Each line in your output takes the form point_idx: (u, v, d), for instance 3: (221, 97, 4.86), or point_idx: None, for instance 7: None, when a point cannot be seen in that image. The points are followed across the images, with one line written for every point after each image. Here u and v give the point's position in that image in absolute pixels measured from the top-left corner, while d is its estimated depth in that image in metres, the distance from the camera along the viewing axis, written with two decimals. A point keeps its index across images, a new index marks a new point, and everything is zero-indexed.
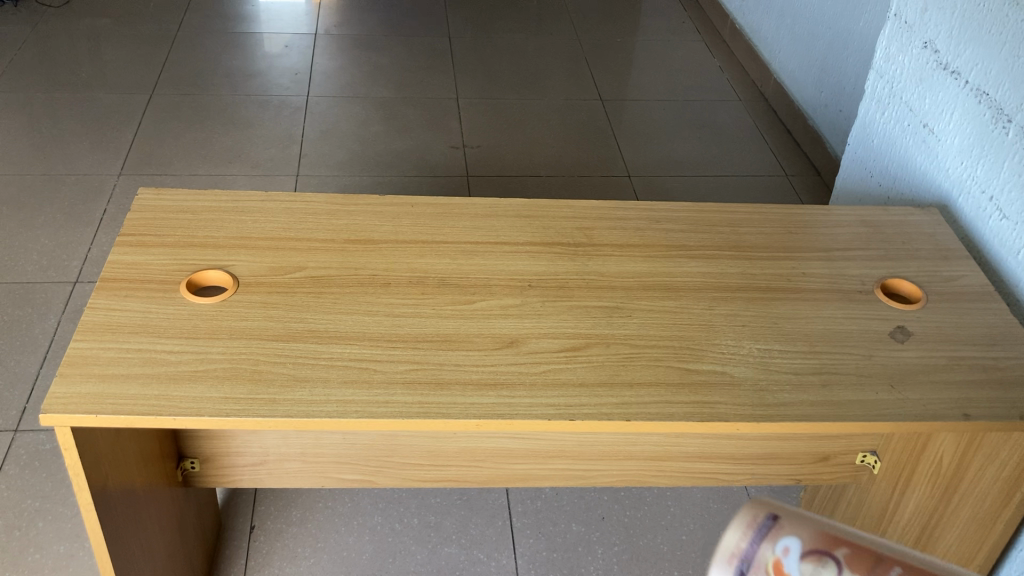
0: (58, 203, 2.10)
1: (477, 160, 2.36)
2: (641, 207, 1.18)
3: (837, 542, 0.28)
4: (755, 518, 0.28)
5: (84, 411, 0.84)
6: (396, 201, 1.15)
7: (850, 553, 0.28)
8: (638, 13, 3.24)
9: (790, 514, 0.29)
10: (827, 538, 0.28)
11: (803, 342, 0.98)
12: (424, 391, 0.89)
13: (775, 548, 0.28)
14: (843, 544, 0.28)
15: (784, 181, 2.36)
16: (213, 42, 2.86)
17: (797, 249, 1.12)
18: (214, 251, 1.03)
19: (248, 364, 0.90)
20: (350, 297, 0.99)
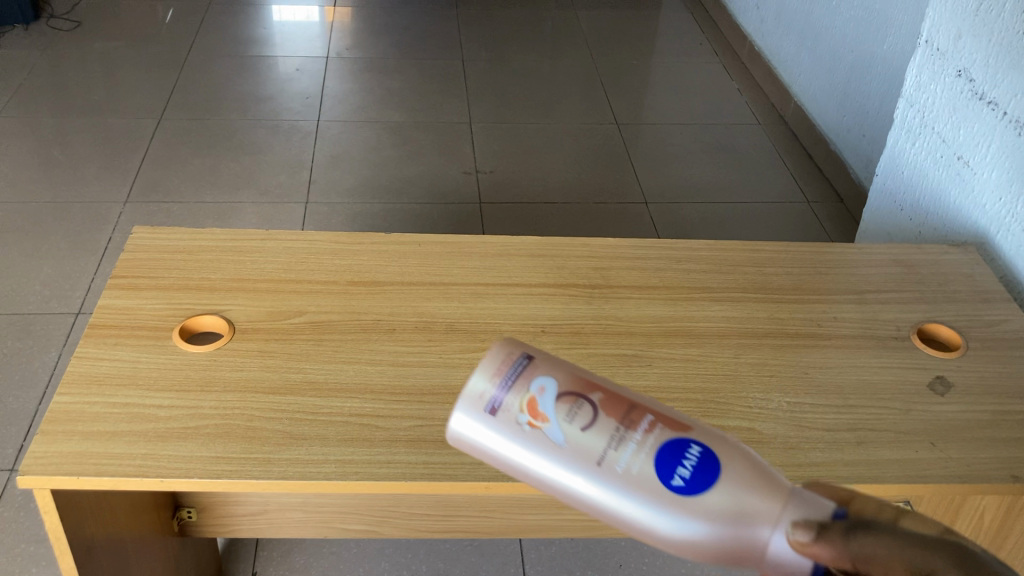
0: (63, 231, 2.06)
1: (490, 186, 2.31)
2: (661, 245, 1.12)
3: (586, 387, 0.41)
4: (516, 359, 0.42)
5: (66, 473, 0.78)
6: (402, 239, 1.09)
7: (599, 396, 0.40)
8: (655, 34, 3.20)
9: (553, 359, 0.42)
10: (579, 384, 0.41)
11: (837, 395, 0.91)
12: (430, 449, 0.83)
13: (529, 386, 0.40)
14: (592, 390, 0.41)
15: (806, 208, 2.29)
16: (224, 65, 2.83)
17: (826, 292, 1.06)
18: (210, 295, 0.98)
19: (242, 420, 0.84)
20: (352, 345, 0.93)
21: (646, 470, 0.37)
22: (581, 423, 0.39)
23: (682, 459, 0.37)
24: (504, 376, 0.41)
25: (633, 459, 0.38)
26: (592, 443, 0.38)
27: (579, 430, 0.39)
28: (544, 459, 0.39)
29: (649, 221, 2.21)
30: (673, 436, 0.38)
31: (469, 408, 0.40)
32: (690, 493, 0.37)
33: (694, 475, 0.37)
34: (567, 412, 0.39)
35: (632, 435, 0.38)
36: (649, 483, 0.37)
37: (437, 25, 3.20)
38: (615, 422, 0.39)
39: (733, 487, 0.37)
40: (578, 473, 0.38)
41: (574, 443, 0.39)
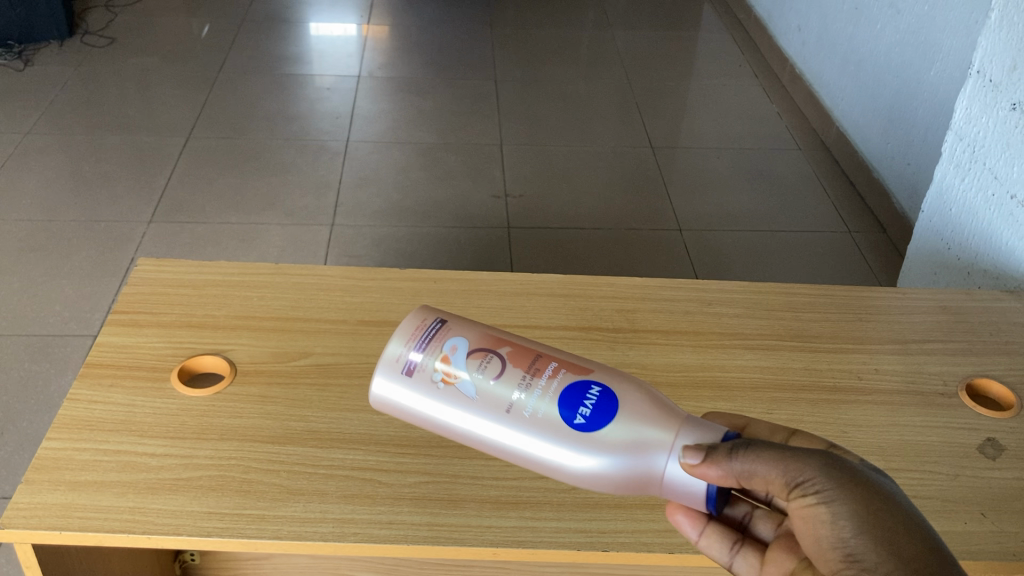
0: (86, 251, 2.04)
1: (519, 211, 2.26)
2: (691, 286, 1.05)
3: (486, 341, 0.70)
4: (434, 328, 0.71)
5: (49, 526, 0.73)
6: (418, 275, 1.04)
7: (497, 349, 0.69)
8: (692, 55, 3.13)
9: (457, 329, 0.71)
10: (480, 341, 0.70)
11: (877, 457, 0.84)
12: (435, 509, 0.77)
13: (446, 348, 0.69)
14: (490, 343, 0.69)
15: (846, 238, 2.21)
16: (256, 83, 2.81)
17: (867, 341, 0.99)
18: (213, 333, 0.93)
19: (238, 472, 0.79)
20: (359, 391, 0.88)
21: (551, 410, 0.65)
22: (489, 376, 0.67)
23: (582, 403, 0.64)
24: (419, 348, 0.69)
25: (538, 401, 0.65)
26: (500, 389, 0.67)
27: (487, 379, 0.67)
28: (460, 402, 0.67)
29: (682, 249, 2.14)
30: (571, 384, 0.66)
31: (392, 372, 0.69)
32: (592, 427, 0.63)
33: (594, 416, 0.63)
34: (478, 365, 0.68)
35: (535, 384, 0.66)
36: (557, 421, 0.64)
37: (471, 44, 3.16)
38: (520, 370, 0.67)
39: (624, 421, 0.63)
40: (495, 412, 0.66)
41: (487, 390, 0.67)
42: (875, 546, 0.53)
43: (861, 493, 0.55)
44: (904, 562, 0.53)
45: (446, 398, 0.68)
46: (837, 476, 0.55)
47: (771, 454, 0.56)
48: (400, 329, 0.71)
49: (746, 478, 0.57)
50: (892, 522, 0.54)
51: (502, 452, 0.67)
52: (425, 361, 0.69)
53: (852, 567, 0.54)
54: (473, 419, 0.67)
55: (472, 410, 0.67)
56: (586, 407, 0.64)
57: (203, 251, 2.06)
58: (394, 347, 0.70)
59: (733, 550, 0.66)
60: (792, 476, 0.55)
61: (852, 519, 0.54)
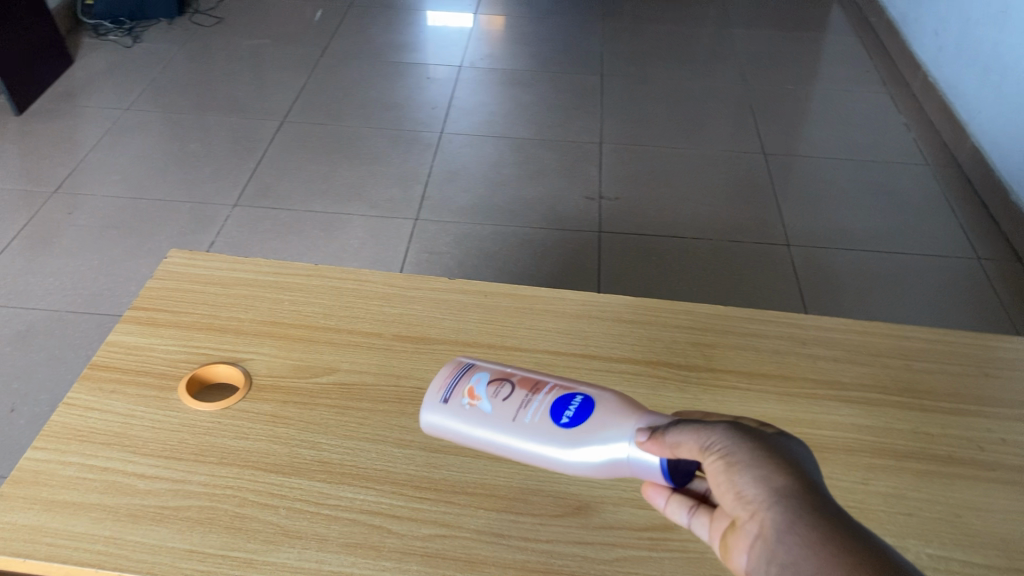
0: (167, 233, 2.01)
1: (614, 215, 2.12)
2: (784, 321, 0.91)
3: (499, 369, 0.67)
4: (463, 363, 0.69)
5: (14, 552, 0.65)
6: (469, 286, 0.93)
7: (508, 373, 0.67)
8: (817, 58, 2.92)
9: (482, 364, 0.68)
10: (496, 370, 0.67)
11: (997, 552, 0.68)
12: (447, 571, 0.65)
13: (467, 378, 0.67)
14: (503, 371, 0.67)
15: (975, 266, 2.00)
16: (358, 69, 2.76)
17: (992, 402, 0.82)
18: (232, 339, 0.84)
19: (232, 505, 0.69)
20: (382, 419, 0.77)
21: (545, 417, 0.63)
22: (502, 395, 0.65)
23: (567, 407, 0.62)
24: (447, 387, 0.67)
25: (534, 411, 0.63)
26: (507, 406, 0.64)
27: (499, 401, 0.65)
28: (480, 425, 0.65)
29: (790, 268, 1.96)
30: (563, 394, 0.64)
31: (433, 405, 0.67)
32: (576, 427, 0.61)
33: (576, 418, 0.62)
34: (491, 389, 0.65)
35: (531, 395, 0.64)
36: (548, 425, 0.62)
37: (580, 37, 3.02)
38: (523, 389, 0.65)
39: (603, 418, 0.61)
40: (500, 421, 0.64)
41: (499, 410, 0.64)
42: (761, 482, 0.50)
43: (763, 447, 0.51)
44: (790, 496, 0.49)
45: (469, 422, 0.65)
46: (740, 432, 0.52)
47: (689, 425, 0.54)
48: (437, 375, 0.69)
49: (674, 449, 0.54)
50: (778, 461, 0.50)
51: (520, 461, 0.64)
52: (451, 395, 0.66)
53: (741, 506, 0.50)
54: (485, 433, 0.64)
55: (483, 425, 0.65)
56: (570, 411, 0.62)
57: (284, 238, 1.99)
58: (432, 391, 0.68)
59: (691, 511, 0.59)
60: (701, 437, 0.53)
61: (751, 468, 0.50)
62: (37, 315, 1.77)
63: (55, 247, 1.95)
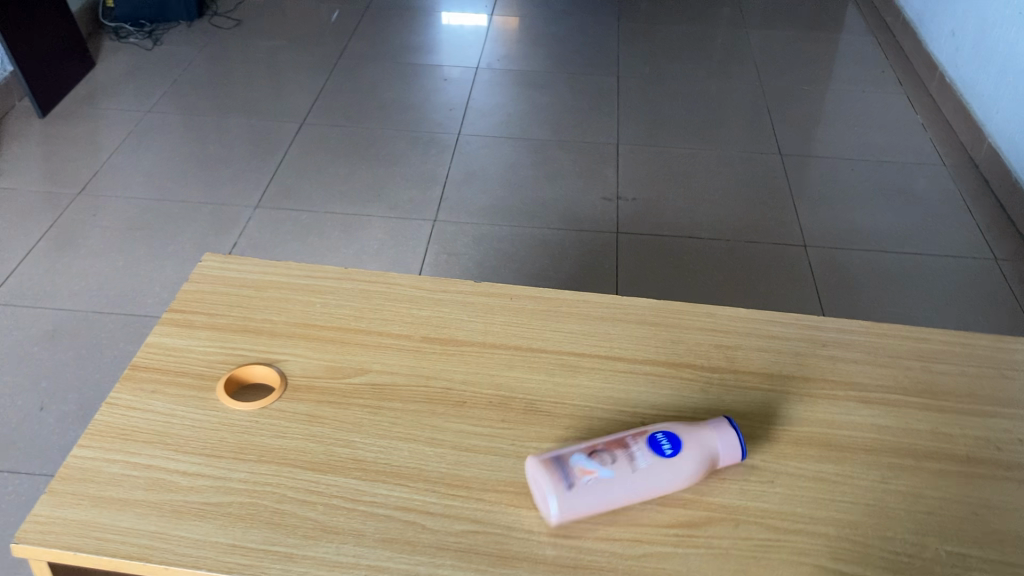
0: (191, 234, 2.04)
1: (631, 216, 2.14)
2: (804, 323, 0.93)
3: (574, 449, 0.72)
4: (546, 458, 0.71)
5: (64, 546, 0.68)
6: (495, 289, 0.95)
7: (583, 447, 0.73)
8: (832, 58, 2.93)
9: (559, 453, 0.72)
10: (580, 451, 0.72)
11: (1015, 550, 0.70)
12: (480, 566, 0.68)
13: (568, 466, 0.71)
14: (578, 448, 0.73)
15: (991, 267, 2.01)
16: (376, 70, 2.78)
17: (1010, 403, 0.84)
18: (267, 340, 0.87)
19: (272, 501, 0.72)
20: (414, 418, 0.79)
21: (655, 458, 0.72)
22: (607, 460, 0.71)
23: (662, 443, 0.73)
24: (562, 475, 0.70)
25: (644, 457, 0.72)
26: (619, 466, 0.71)
27: (610, 465, 0.71)
28: (610, 490, 0.70)
29: (806, 268, 1.98)
30: (645, 436, 0.73)
31: (558, 491, 0.69)
32: (680, 452, 0.72)
33: (676, 446, 0.72)
34: (595, 462, 0.71)
35: (626, 451, 0.72)
36: (662, 462, 0.72)
37: (595, 38, 3.04)
38: (615, 447, 0.72)
39: (693, 437, 0.74)
40: (625, 481, 0.71)
41: (617, 471, 0.71)
42: None
43: None
44: None
45: (600, 493, 0.70)
46: None
47: None
48: (534, 473, 0.71)
49: None
50: None
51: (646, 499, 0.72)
52: (573, 480, 0.70)
53: None
54: (619, 494, 0.70)
55: (612, 489, 0.70)
56: (666, 444, 0.72)
57: (305, 240, 2.02)
58: (546, 484, 0.70)
59: None
60: None
61: None
62: (64, 315, 1.80)
63: (80, 248, 1.98)
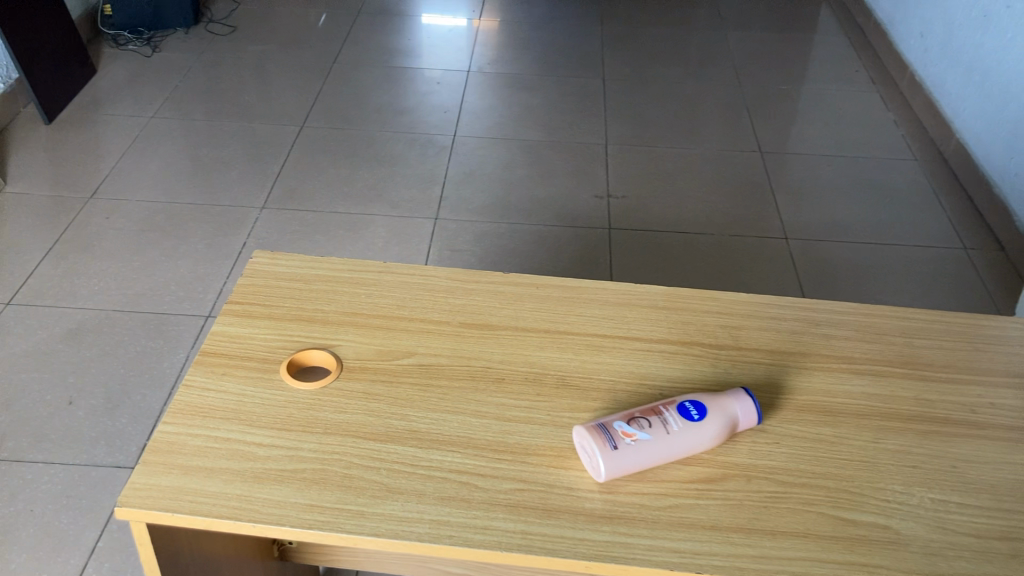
0: (202, 234, 2.12)
1: (622, 212, 2.24)
2: (799, 305, 1.04)
3: (615, 418, 0.83)
4: (593, 426, 0.82)
5: (162, 507, 0.77)
6: (520, 280, 1.06)
7: (623, 416, 0.84)
8: (808, 58, 3.06)
9: (603, 421, 0.83)
10: (621, 420, 0.83)
11: (989, 496, 0.81)
12: (529, 518, 0.77)
13: (613, 431, 0.81)
14: (619, 417, 0.84)
15: (961, 255, 2.13)
16: (370, 74, 2.87)
17: (982, 372, 0.95)
18: (321, 328, 0.96)
19: (340, 467, 0.81)
20: (459, 394, 0.89)
21: (686, 422, 0.83)
22: (645, 425, 0.82)
23: (691, 409, 0.84)
24: (608, 437, 0.81)
25: (676, 421, 0.83)
26: (656, 429, 0.82)
27: (647, 428, 0.82)
28: (650, 449, 0.81)
29: (789, 260, 2.09)
30: (676, 405, 0.84)
31: (606, 451, 0.80)
32: (707, 416, 0.83)
33: (702, 411, 0.83)
34: (635, 427, 0.82)
35: (661, 417, 0.83)
36: (692, 425, 0.83)
37: (581, 42, 3.15)
38: (651, 414, 0.83)
39: (716, 403, 0.85)
40: (661, 442, 0.81)
41: (654, 433, 0.82)
42: None
43: None
44: None
45: (642, 452, 0.81)
46: None
47: None
48: (583, 438, 0.81)
49: None
50: None
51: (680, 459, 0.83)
52: (617, 441, 0.81)
53: None
54: (658, 454, 0.81)
55: (652, 449, 0.81)
56: (694, 410, 0.84)
57: (312, 238, 2.10)
58: (595, 445, 0.80)
59: None
60: None
61: None
62: (85, 314, 1.87)
63: (96, 250, 2.05)
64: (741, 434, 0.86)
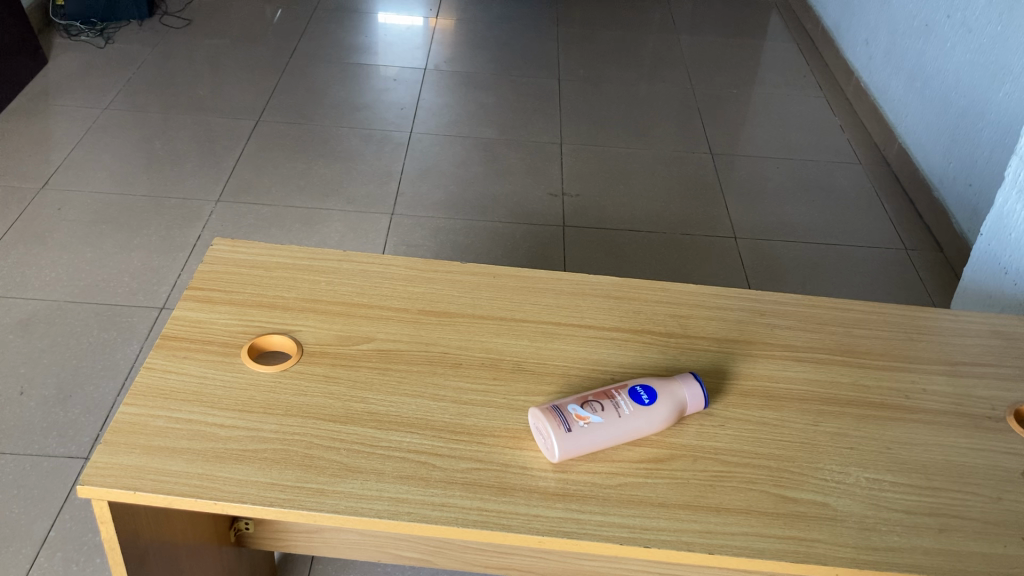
0: (157, 226, 2.11)
1: (576, 210, 2.28)
2: (745, 296, 1.08)
3: (570, 400, 0.87)
4: (549, 408, 0.85)
5: (124, 486, 0.78)
6: (478, 269, 1.09)
7: (578, 399, 0.87)
8: (758, 63, 3.13)
9: (558, 403, 0.86)
10: (574, 403, 0.86)
11: (919, 475, 0.86)
12: (485, 495, 0.80)
13: (567, 414, 0.85)
14: (573, 400, 0.87)
15: (902, 256, 2.20)
16: (326, 70, 2.87)
17: (916, 360, 1.00)
18: (282, 314, 0.98)
19: (301, 447, 0.83)
20: (417, 377, 0.92)
21: (637, 406, 0.86)
22: (598, 409, 0.86)
23: (641, 394, 0.87)
24: (561, 419, 0.84)
25: (627, 405, 0.86)
26: (608, 412, 0.85)
27: (599, 412, 0.85)
28: (602, 432, 0.84)
29: (737, 258, 2.15)
30: (628, 389, 0.88)
31: (561, 433, 0.83)
32: (657, 401, 0.87)
33: (652, 396, 0.87)
34: (589, 410, 0.85)
35: (613, 401, 0.87)
36: (643, 409, 0.86)
37: (536, 42, 3.18)
38: (604, 398, 0.87)
39: (666, 387, 0.88)
40: (612, 424, 0.85)
41: (606, 417, 0.85)
42: None
43: None
44: None
45: (594, 434, 0.84)
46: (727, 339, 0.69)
47: None
48: (539, 419, 0.84)
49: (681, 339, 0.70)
50: None
51: (630, 441, 0.86)
52: (571, 423, 0.84)
53: None
54: (609, 436, 0.85)
55: (604, 431, 0.84)
56: (644, 395, 0.87)
57: (267, 231, 2.11)
58: (549, 427, 0.83)
59: None
60: None
61: None
62: (36, 305, 1.85)
63: (47, 241, 2.03)
64: (688, 416, 0.90)
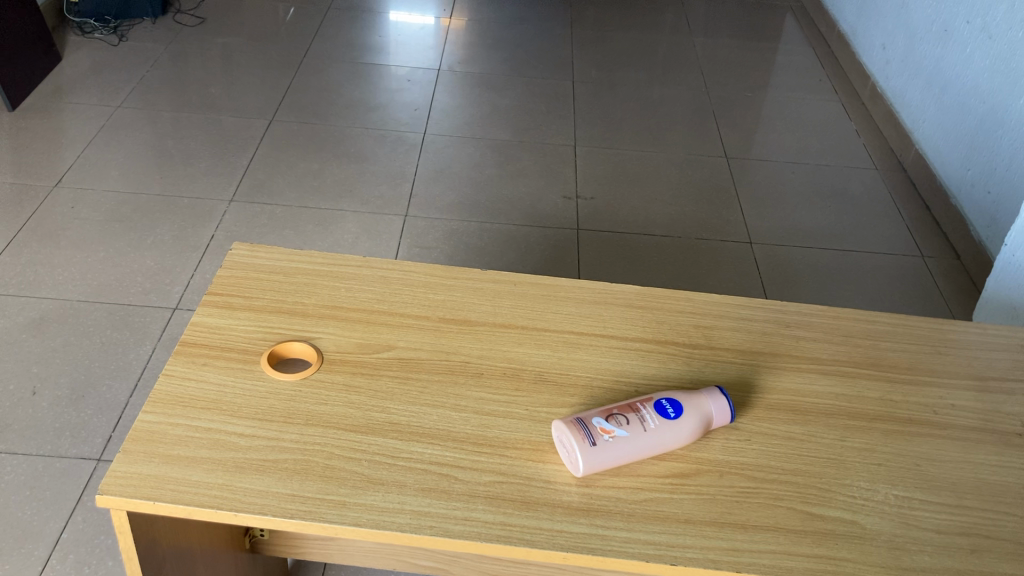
0: (170, 225, 2.10)
1: (590, 213, 2.27)
2: (769, 306, 1.07)
3: (594, 413, 0.85)
4: (573, 422, 0.84)
5: (143, 496, 0.77)
6: (499, 277, 1.07)
7: (602, 412, 0.86)
8: (773, 67, 3.11)
9: (582, 416, 0.85)
10: (599, 416, 0.85)
11: (949, 493, 0.84)
12: (508, 510, 0.79)
13: (591, 428, 0.83)
14: (597, 412, 0.85)
15: (919, 263, 2.19)
16: (339, 70, 2.86)
17: (943, 374, 0.99)
18: (302, 321, 0.97)
19: (322, 458, 0.82)
20: (439, 387, 0.91)
21: (663, 420, 0.85)
22: (623, 422, 0.84)
23: (666, 408, 0.86)
24: (587, 433, 0.82)
25: (652, 418, 0.85)
26: (632, 426, 0.84)
27: (624, 425, 0.84)
28: (626, 446, 0.83)
29: (753, 264, 2.13)
30: (653, 403, 0.86)
31: (586, 448, 0.82)
32: (682, 415, 0.86)
33: (678, 410, 0.86)
34: (614, 423, 0.84)
35: (638, 414, 0.85)
36: (668, 423, 0.85)
37: (550, 44, 3.16)
38: (628, 411, 0.85)
39: (691, 400, 0.87)
40: (637, 438, 0.83)
41: (631, 430, 0.84)
42: None
43: None
44: None
45: (619, 448, 0.83)
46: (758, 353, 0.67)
47: None
48: (563, 433, 0.83)
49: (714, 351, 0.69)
50: None
51: (655, 455, 0.85)
52: (596, 437, 0.82)
53: None
54: (634, 450, 0.83)
55: (629, 446, 0.83)
56: (670, 408, 0.86)
57: (280, 233, 2.10)
58: (574, 441, 0.82)
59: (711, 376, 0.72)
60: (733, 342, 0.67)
61: None
62: (49, 304, 1.84)
63: (60, 240, 2.02)
64: (713, 430, 0.88)
